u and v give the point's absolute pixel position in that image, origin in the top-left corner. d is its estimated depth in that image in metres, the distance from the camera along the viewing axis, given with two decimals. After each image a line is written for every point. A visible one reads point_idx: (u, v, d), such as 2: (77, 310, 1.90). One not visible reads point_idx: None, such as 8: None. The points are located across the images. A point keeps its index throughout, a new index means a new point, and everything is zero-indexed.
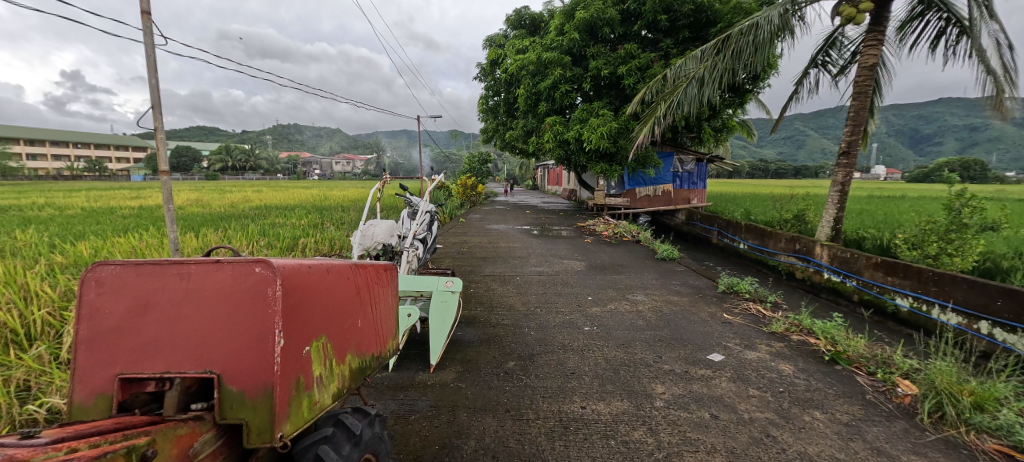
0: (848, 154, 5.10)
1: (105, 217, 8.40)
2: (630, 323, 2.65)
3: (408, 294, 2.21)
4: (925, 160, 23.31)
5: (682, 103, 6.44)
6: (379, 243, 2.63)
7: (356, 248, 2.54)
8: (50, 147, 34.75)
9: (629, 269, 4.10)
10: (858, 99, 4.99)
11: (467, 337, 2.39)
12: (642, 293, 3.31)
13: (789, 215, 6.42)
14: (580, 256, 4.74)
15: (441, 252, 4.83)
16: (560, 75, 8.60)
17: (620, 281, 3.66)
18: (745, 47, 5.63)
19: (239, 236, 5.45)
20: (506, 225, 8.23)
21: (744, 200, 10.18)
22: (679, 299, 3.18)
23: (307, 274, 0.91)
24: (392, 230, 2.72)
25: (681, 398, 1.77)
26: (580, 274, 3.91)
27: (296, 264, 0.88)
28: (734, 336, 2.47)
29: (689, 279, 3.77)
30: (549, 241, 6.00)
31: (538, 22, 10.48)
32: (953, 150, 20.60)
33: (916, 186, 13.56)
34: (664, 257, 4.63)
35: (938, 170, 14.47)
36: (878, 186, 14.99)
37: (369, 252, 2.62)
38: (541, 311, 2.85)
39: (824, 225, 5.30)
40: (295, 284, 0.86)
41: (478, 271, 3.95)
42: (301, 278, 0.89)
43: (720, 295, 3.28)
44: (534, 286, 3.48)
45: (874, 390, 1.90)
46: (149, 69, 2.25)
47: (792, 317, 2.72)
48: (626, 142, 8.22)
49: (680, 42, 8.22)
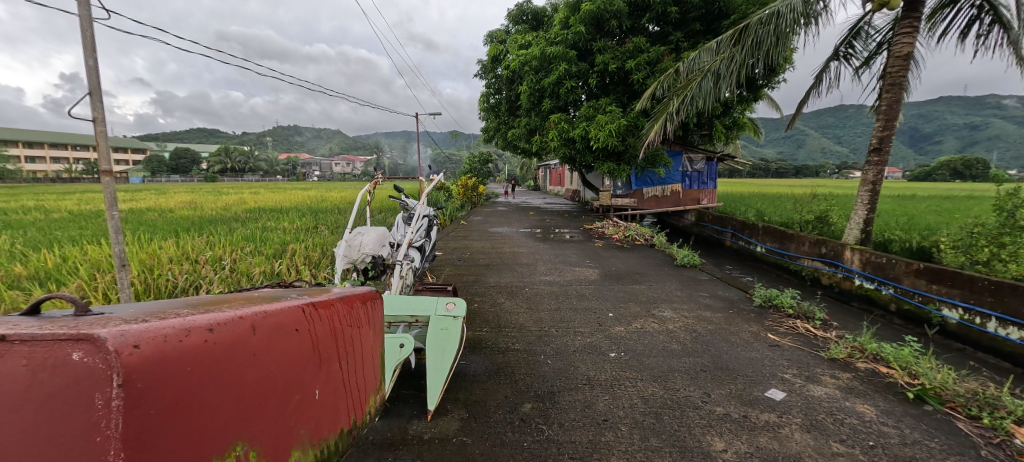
0: (879, 151, 4.71)
1: (89, 221, 7.99)
2: (663, 347, 2.26)
3: (401, 320, 1.83)
4: (929, 158, 23.03)
5: (696, 98, 6.11)
6: (367, 255, 2.23)
7: (340, 262, 2.14)
8: (48, 150, 34.43)
9: (649, 278, 3.72)
10: (892, 91, 4.59)
11: (471, 369, 1.99)
12: (669, 308, 2.92)
13: (811, 216, 6.04)
14: (592, 263, 4.36)
15: (441, 259, 4.45)
16: (565, 70, 8.20)
17: (640, 293, 3.26)
18: (766, 37, 5.20)
19: (221, 242, 5.04)
20: (509, 228, 7.82)
21: (755, 200, 9.81)
22: (713, 315, 2.79)
23: (198, 348, 0.57)
24: (383, 238, 2.34)
25: (748, 460, 1.38)
26: (595, 284, 3.52)
27: (173, 336, 0.55)
28: (790, 364, 2.09)
29: (717, 290, 3.38)
30: (557, 245, 5.61)
31: (541, 16, 10.08)
32: (954, 150, 20.42)
33: (923, 185, 13.36)
34: (684, 263, 4.23)
35: (942, 170, 14.25)
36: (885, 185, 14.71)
37: (355, 266, 2.23)
38: (556, 331, 2.46)
39: (852, 227, 4.89)
40: (160, 374, 0.52)
41: (482, 282, 3.56)
42: (183, 358, 0.55)
43: (757, 310, 2.89)
44: (545, 300, 3.08)
45: (986, 445, 1.51)
46: (85, 48, 1.85)
47: (850, 339, 2.32)
48: (635, 140, 7.84)
49: (691, 34, 7.84)
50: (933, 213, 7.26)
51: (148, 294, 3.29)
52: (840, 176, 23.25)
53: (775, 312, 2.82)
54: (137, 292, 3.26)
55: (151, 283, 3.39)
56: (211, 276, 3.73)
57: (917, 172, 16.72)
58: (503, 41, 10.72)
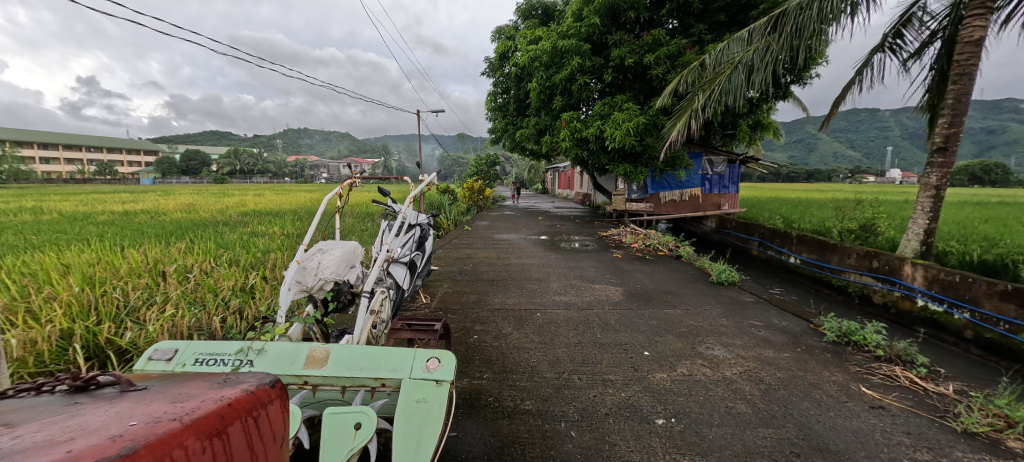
0: (944, 150, 4.00)
1: (76, 223, 7.61)
2: (726, 409, 1.66)
3: (361, 385, 1.25)
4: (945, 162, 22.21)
5: (726, 93, 5.47)
6: (327, 283, 1.64)
7: (288, 293, 1.56)
8: (63, 151, 34.84)
9: (684, 300, 3.11)
10: (963, 81, 3.93)
11: (463, 447, 1.41)
12: (719, 344, 2.31)
13: (854, 225, 5.38)
14: (612, 279, 3.75)
15: (440, 273, 3.89)
16: (577, 65, 7.63)
17: (678, 322, 2.65)
18: (808, 23, 4.54)
19: (195, 250, 4.51)
20: (517, 234, 7.27)
21: (779, 206, 9.14)
22: (778, 356, 2.19)
23: None
24: (352, 257, 1.77)
25: None
26: (620, 309, 2.92)
27: None
28: (915, 445, 1.49)
29: (771, 318, 2.75)
30: (570, 256, 5.01)
31: (552, 11, 9.53)
32: (970, 155, 19.83)
33: (948, 189, 12.60)
34: (721, 281, 3.61)
35: (956, 176, 13.78)
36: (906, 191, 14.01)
37: (312, 297, 1.64)
38: (579, 381, 1.87)
39: (911, 237, 4.20)
40: None
41: (484, 304, 2.97)
42: None
43: (832, 350, 2.28)
44: (561, 329, 2.49)
45: None
46: None
47: (984, 401, 1.71)
48: (654, 140, 7.22)
49: (714, 27, 7.23)
50: (981, 221, 6.58)
51: (87, 316, 2.76)
52: (855, 181, 22.67)
53: (857, 353, 2.23)
54: (74, 312, 2.73)
55: (92, 303, 2.86)
56: (169, 292, 3.20)
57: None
58: (511, 37, 10.18)
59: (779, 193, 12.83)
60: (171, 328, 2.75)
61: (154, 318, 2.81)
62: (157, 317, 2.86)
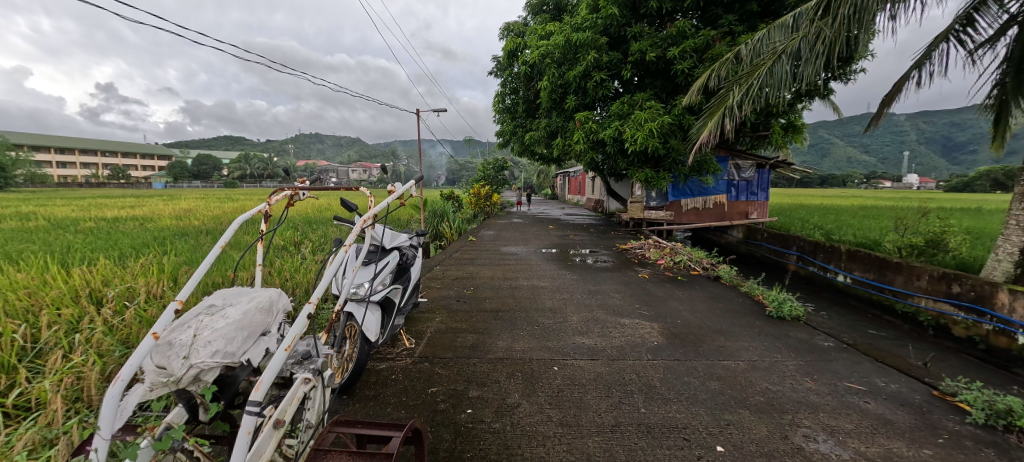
0: None
1: (54, 231, 7.07)
2: None
3: None
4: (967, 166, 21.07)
5: (767, 86, 4.68)
6: (202, 378, 0.96)
7: (111, 407, 0.85)
8: (77, 156, 35.11)
9: (746, 347, 2.38)
10: None
11: None
12: (820, 429, 1.60)
13: (920, 239, 4.59)
14: (644, 311, 3.04)
15: (433, 300, 3.22)
16: (593, 60, 6.96)
17: (747, 384, 1.94)
18: (872, 3, 3.72)
19: (154, 267, 3.89)
20: (524, 246, 6.60)
21: (811, 213, 8.35)
22: (917, 455, 1.47)
23: None
24: (261, 321, 1.10)
25: None
26: (663, 358, 2.22)
27: None
28: None
29: (872, 380, 2.02)
30: (587, 275, 4.31)
31: (564, 6, 8.90)
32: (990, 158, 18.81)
33: (979, 196, 11.67)
34: (782, 316, 2.88)
35: (979, 180, 12.84)
36: (934, 196, 12.99)
37: (176, 399, 0.96)
38: None
39: (1001, 257, 3.36)
40: None
41: (484, 351, 2.27)
42: None
43: (990, 442, 1.56)
44: (588, 397, 1.79)
45: None
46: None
47: None
48: (678, 142, 6.50)
49: (745, 17, 6.50)
50: None
51: None
52: (872, 186, 21.81)
53: None
54: None
55: None
56: (93, 328, 2.54)
57: (954, 180, 15.18)
58: (521, 34, 9.56)
59: (802, 200, 12.01)
60: (74, 383, 2.08)
61: (54, 367, 2.14)
62: (60, 367, 2.18)
